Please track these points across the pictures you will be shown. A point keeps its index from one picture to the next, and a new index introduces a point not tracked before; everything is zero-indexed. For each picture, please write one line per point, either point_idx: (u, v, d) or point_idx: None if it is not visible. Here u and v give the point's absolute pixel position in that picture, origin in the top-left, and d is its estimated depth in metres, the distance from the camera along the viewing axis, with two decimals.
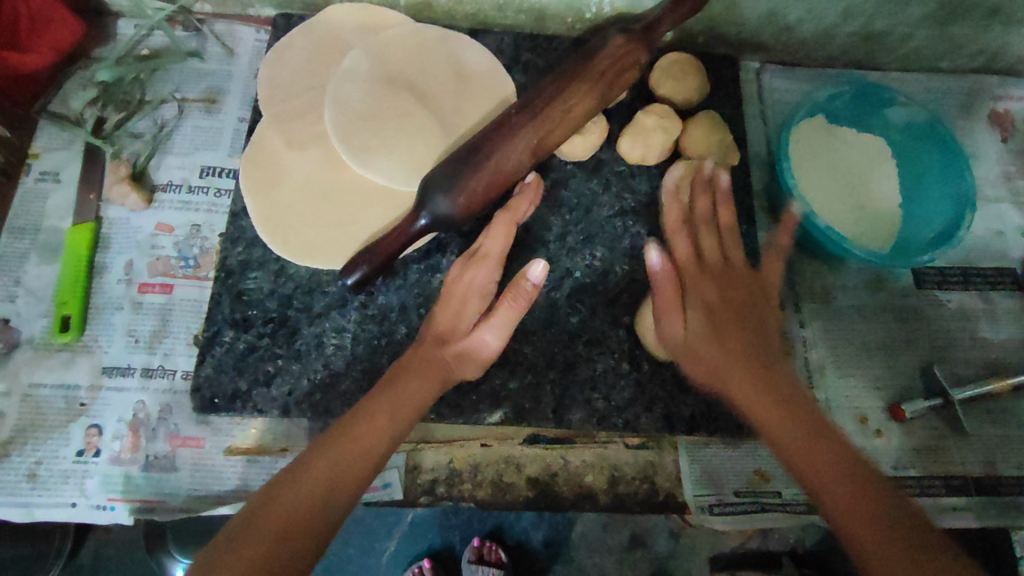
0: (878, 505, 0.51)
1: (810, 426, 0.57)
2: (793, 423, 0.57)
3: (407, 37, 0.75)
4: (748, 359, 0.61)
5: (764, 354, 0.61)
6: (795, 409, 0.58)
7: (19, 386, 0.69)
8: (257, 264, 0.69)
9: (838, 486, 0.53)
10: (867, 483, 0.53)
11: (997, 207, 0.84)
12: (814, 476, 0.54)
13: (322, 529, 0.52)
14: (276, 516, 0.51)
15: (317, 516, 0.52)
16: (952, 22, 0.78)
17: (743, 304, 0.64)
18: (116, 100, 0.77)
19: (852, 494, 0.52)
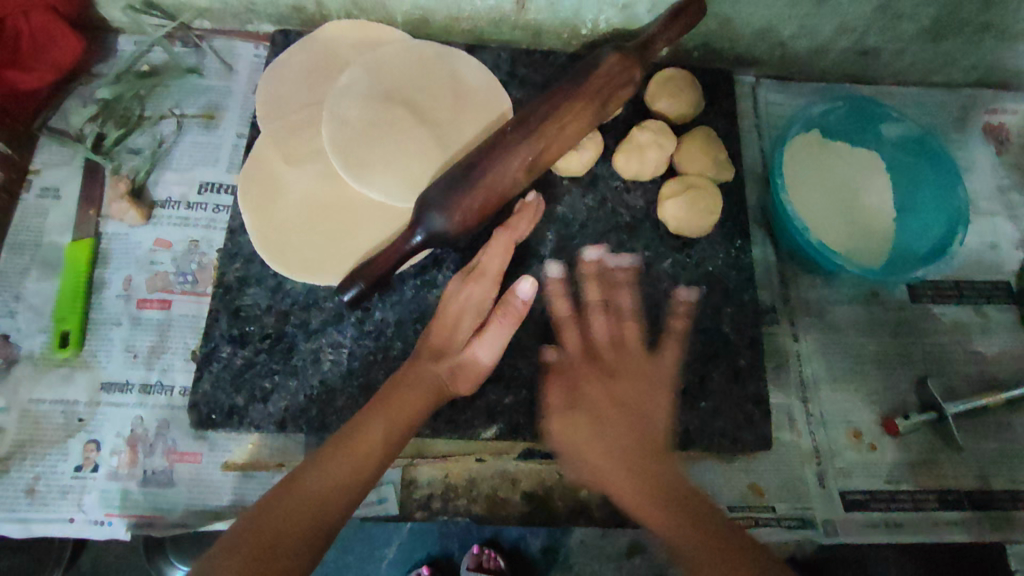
0: (693, 525, 0.55)
1: (614, 439, 0.60)
2: (602, 441, 0.60)
3: (403, 53, 0.76)
4: (570, 406, 0.63)
5: (631, 393, 0.63)
6: (625, 422, 0.61)
7: (18, 401, 0.69)
8: (255, 280, 0.70)
9: (659, 508, 0.56)
10: (690, 506, 0.56)
11: (992, 221, 0.84)
12: (639, 506, 0.57)
13: (315, 538, 0.52)
14: (270, 525, 0.51)
15: (311, 526, 0.52)
16: (945, 37, 0.78)
17: (617, 367, 0.64)
18: (116, 117, 0.77)
19: (672, 512, 0.56)
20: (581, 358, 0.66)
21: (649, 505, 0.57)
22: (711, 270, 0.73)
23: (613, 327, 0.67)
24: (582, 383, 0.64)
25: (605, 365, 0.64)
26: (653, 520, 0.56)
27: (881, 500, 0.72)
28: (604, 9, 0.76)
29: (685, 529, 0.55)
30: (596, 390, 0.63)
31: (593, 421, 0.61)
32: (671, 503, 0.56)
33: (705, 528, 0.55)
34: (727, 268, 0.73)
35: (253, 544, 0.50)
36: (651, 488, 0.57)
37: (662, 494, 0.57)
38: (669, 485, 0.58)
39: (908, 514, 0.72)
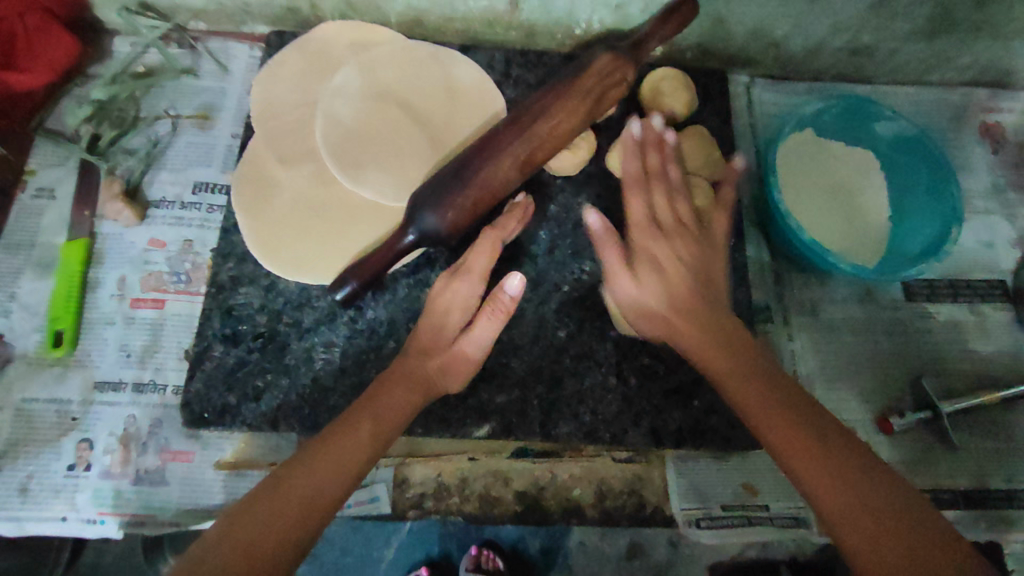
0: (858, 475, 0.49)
1: (789, 405, 0.53)
2: (775, 402, 0.53)
3: (397, 54, 0.76)
4: (756, 377, 0.55)
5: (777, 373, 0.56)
6: (783, 392, 0.54)
7: (12, 400, 0.69)
8: (248, 279, 0.70)
9: (813, 456, 0.50)
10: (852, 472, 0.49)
11: (987, 220, 0.84)
12: (799, 470, 0.50)
13: (301, 537, 0.51)
14: (254, 524, 0.50)
15: (294, 527, 0.51)
16: (938, 36, 0.78)
17: (703, 314, 0.59)
18: (111, 117, 0.78)
19: (842, 476, 0.49)
20: (639, 226, 0.62)
21: (802, 459, 0.50)
22: None
23: (670, 204, 0.63)
24: (644, 236, 0.61)
25: (669, 261, 0.60)
26: (845, 529, 0.47)
27: None
28: (597, 9, 0.76)
29: (841, 507, 0.48)
30: (659, 249, 0.61)
31: (662, 276, 0.60)
32: (851, 469, 0.49)
33: (878, 507, 0.47)
34: None
35: (238, 545, 0.49)
36: (830, 462, 0.49)
37: (840, 466, 0.49)
38: (839, 451, 0.50)
39: None
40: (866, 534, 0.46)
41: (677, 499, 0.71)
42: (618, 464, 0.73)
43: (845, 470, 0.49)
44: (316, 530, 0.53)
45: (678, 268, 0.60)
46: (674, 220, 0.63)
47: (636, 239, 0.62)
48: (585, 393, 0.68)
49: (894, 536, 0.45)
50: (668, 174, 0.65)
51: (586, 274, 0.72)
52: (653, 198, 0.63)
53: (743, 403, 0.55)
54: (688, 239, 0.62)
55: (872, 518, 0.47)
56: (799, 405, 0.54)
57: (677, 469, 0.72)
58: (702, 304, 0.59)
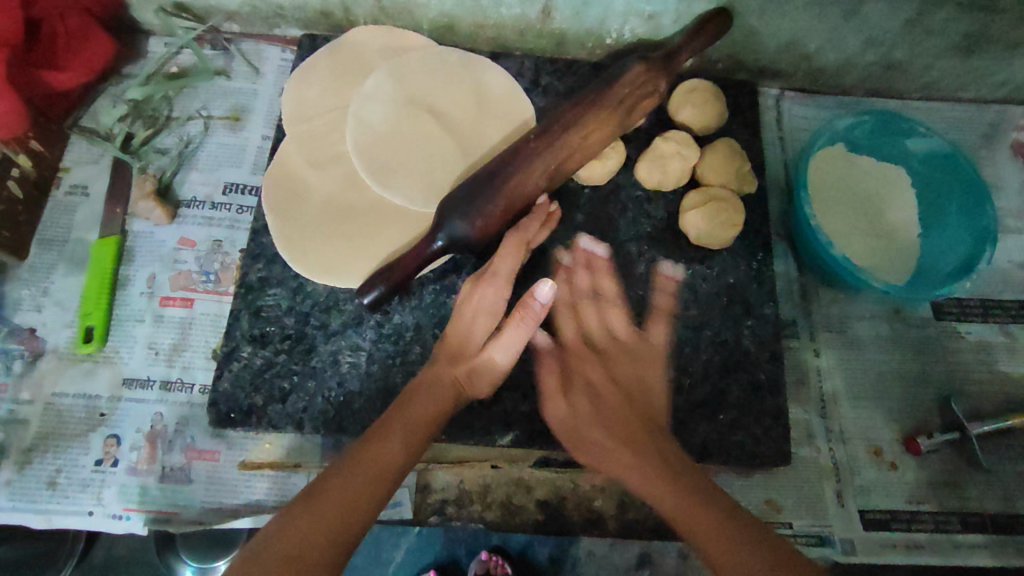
0: (691, 498, 0.54)
1: (697, 487, 0.56)
2: (677, 490, 0.55)
3: (429, 61, 0.77)
4: (666, 470, 0.57)
5: (673, 451, 0.60)
6: (667, 468, 0.57)
7: (43, 394, 0.70)
8: (277, 281, 0.71)
9: (647, 469, 0.57)
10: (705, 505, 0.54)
11: (1019, 240, 0.83)
12: (721, 561, 0.50)
13: (342, 546, 0.51)
14: (301, 531, 0.51)
15: (335, 534, 0.52)
16: (974, 53, 0.77)
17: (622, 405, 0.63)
18: (145, 116, 0.79)
19: (740, 547, 0.50)
20: (573, 346, 0.67)
21: (719, 548, 0.51)
22: (732, 282, 0.72)
23: (602, 315, 0.68)
24: (571, 369, 0.66)
25: (608, 378, 0.65)
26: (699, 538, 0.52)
27: (903, 520, 0.71)
28: (629, 19, 0.76)
29: (682, 507, 0.54)
30: (592, 368, 0.65)
31: (592, 403, 0.63)
32: (742, 544, 0.50)
33: (725, 551, 0.50)
34: (747, 280, 0.72)
35: (278, 556, 0.49)
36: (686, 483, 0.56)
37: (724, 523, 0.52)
38: (733, 525, 0.52)
39: (929, 535, 0.71)
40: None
41: None
42: None
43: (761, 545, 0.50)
44: (360, 532, 0.53)
45: (597, 399, 0.63)
46: (615, 331, 0.67)
47: (569, 360, 0.66)
48: None
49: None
50: (599, 294, 0.69)
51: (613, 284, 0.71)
52: (585, 320, 0.67)
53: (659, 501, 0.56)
54: (631, 351, 0.66)
55: (688, 495, 0.55)
56: (694, 485, 0.56)
57: None
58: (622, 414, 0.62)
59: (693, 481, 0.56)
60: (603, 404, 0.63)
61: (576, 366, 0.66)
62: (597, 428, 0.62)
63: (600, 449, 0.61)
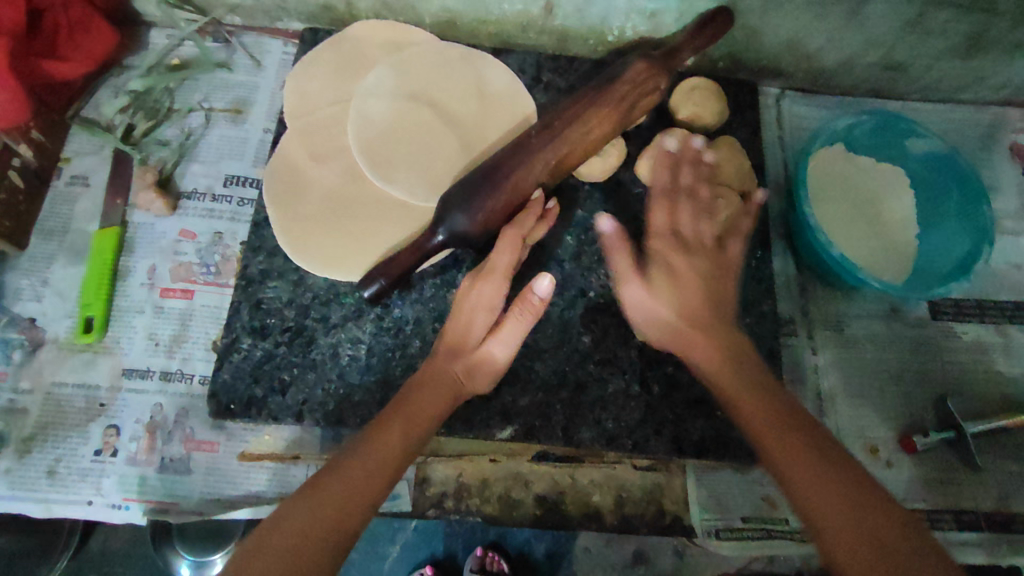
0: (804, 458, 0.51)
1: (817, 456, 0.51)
2: (782, 422, 0.53)
3: (431, 56, 0.77)
4: (768, 394, 0.55)
5: (776, 384, 0.56)
6: (770, 394, 0.55)
7: (43, 383, 0.71)
8: (278, 273, 0.71)
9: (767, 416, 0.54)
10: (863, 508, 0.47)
11: (1016, 241, 0.83)
12: (795, 478, 0.50)
13: (340, 542, 0.52)
14: (298, 525, 0.51)
15: (337, 530, 0.52)
16: (973, 55, 0.78)
17: (714, 313, 0.60)
18: (146, 108, 0.79)
19: (820, 474, 0.49)
20: (662, 236, 0.63)
21: (800, 471, 0.50)
22: (730, 280, 0.73)
23: (673, 216, 0.63)
24: (658, 254, 0.62)
25: (686, 267, 0.60)
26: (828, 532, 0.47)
27: None
28: (632, 17, 0.76)
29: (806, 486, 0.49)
30: (677, 258, 0.61)
31: (674, 284, 0.60)
32: (832, 485, 0.49)
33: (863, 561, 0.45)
34: (746, 278, 0.73)
35: (281, 549, 0.50)
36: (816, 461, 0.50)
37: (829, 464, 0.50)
38: (843, 465, 0.50)
39: None
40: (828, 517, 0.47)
41: (696, 510, 0.71)
42: (638, 472, 0.73)
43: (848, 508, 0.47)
44: (357, 528, 0.53)
45: (682, 283, 0.60)
46: (697, 235, 0.62)
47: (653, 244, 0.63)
48: (608, 400, 0.68)
49: (869, 542, 0.46)
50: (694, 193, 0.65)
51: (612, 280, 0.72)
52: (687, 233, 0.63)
53: (741, 414, 0.55)
54: (705, 254, 0.62)
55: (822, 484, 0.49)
56: (784, 411, 0.54)
57: (698, 478, 0.72)
58: (704, 304, 0.59)
59: (788, 403, 0.55)
60: (687, 305, 0.60)
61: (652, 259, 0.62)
62: (708, 354, 0.58)
63: (704, 364, 0.58)
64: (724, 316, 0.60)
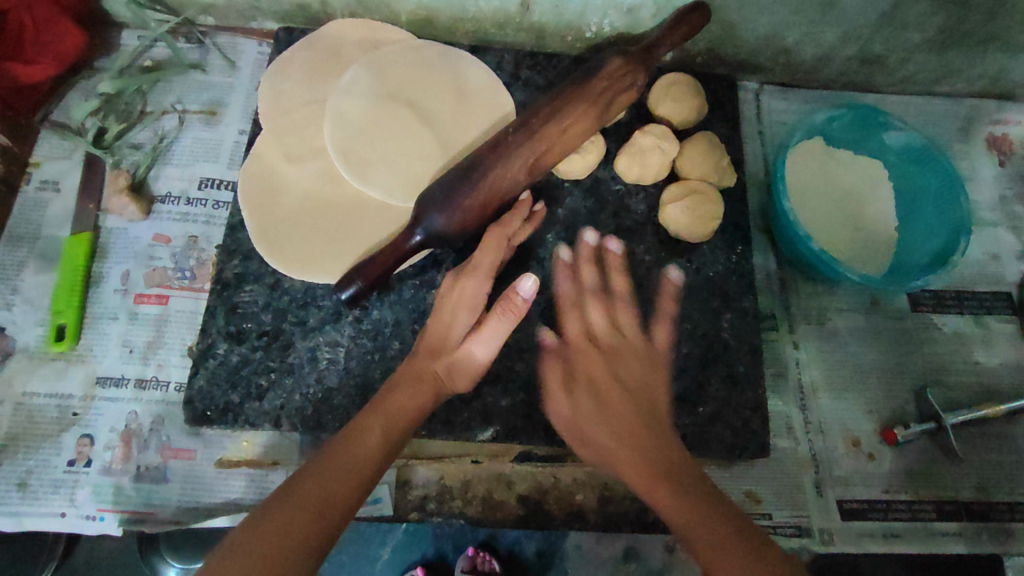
0: (704, 506, 0.52)
1: (702, 502, 0.52)
2: (674, 483, 0.54)
3: (407, 54, 0.76)
4: (639, 443, 0.57)
5: (663, 435, 0.59)
6: (651, 448, 0.57)
7: (13, 394, 0.69)
8: (254, 277, 0.70)
9: (666, 488, 0.54)
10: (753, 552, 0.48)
11: (993, 232, 0.84)
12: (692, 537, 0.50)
13: (318, 541, 0.51)
14: (273, 526, 0.50)
15: (313, 532, 0.51)
16: (948, 47, 0.78)
17: (629, 410, 0.60)
18: (117, 111, 0.78)
19: (683, 511, 0.52)
20: (580, 343, 0.65)
21: (670, 504, 0.53)
22: (711, 275, 0.73)
23: (611, 315, 0.67)
24: (581, 363, 0.64)
25: (610, 395, 0.61)
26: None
27: (879, 509, 0.72)
28: (609, 12, 0.76)
29: (696, 533, 0.50)
30: (598, 369, 0.63)
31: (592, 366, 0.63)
32: (689, 515, 0.51)
33: None
34: (727, 273, 0.73)
35: (254, 549, 0.49)
36: (698, 506, 0.52)
37: (698, 497, 0.53)
38: (708, 505, 0.52)
39: (905, 524, 0.71)
40: (704, 542, 0.49)
41: None
42: None
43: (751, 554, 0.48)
44: (335, 530, 0.52)
45: (594, 394, 0.62)
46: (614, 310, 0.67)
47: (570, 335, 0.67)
48: None
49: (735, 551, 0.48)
50: (610, 287, 0.69)
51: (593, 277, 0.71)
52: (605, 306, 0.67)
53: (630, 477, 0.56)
54: (640, 358, 0.64)
55: (713, 527, 0.50)
56: (661, 452, 0.57)
57: None
58: (625, 414, 0.60)
59: (687, 471, 0.55)
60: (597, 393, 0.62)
61: (580, 362, 0.64)
62: (602, 425, 0.60)
63: (620, 465, 0.57)
64: (621, 398, 0.61)
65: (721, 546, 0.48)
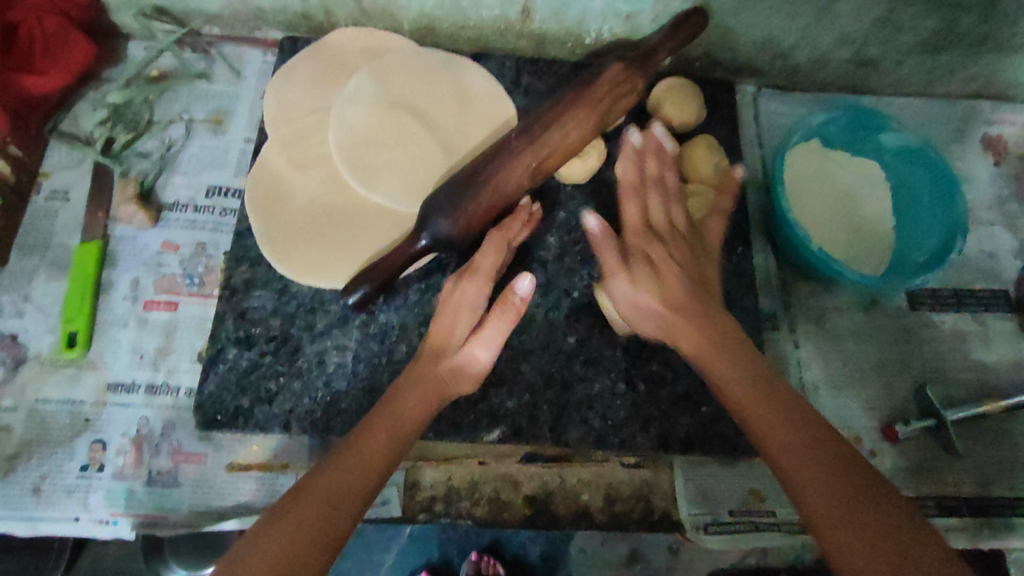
0: (740, 364, 0.59)
1: (731, 357, 0.59)
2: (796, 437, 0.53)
3: (410, 62, 0.77)
4: (721, 351, 0.59)
5: (711, 298, 0.63)
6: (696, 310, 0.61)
7: (25, 400, 0.70)
8: (262, 282, 0.71)
9: (705, 347, 0.60)
10: (777, 400, 0.56)
11: (990, 231, 0.85)
12: (742, 402, 0.57)
13: (330, 540, 0.52)
14: (289, 523, 0.51)
15: (326, 530, 0.52)
16: (941, 50, 0.79)
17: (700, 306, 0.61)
18: (125, 120, 0.79)
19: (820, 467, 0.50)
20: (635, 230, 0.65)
21: (737, 386, 0.58)
22: None
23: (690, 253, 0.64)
24: (668, 282, 0.61)
25: (671, 275, 0.62)
26: (766, 430, 0.54)
27: None
28: (608, 19, 0.77)
29: (743, 381, 0.58)
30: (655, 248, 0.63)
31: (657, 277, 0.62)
32: (827, 474, 0.50)
33: (801, 449, 0.52)
34: (728, 274, 0.74)
35: (273, 547, 0.50)
36: (737, 365, 0.59)
37: (807, 443, 0.52)
38: (834, 444, 0.52)
39: None
40: (769, 420, 0.55)
41: (685, 504, 0.72)
42: (626, 469, 0.74)
43: (768, 398, 0.56)
44: (346, 528, 0.54)
45: (695, 338, 0.60)
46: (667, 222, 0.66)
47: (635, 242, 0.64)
48: (595, 399, 0.69)
49: (770, 411, 0.55)
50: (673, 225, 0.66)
51: (596, 280, 0.72)
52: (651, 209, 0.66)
53: (675, 330, 0.61)
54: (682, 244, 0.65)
55: (749, 384, 0.57)
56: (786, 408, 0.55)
57: (685, 473, 0.73)
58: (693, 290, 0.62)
59: (790, 402, 0.56)
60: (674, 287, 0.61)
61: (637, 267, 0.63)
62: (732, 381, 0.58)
63: (706, 352, 0.60)
64: (701, 296, 0.62)
65: (826, 476, 0.50)
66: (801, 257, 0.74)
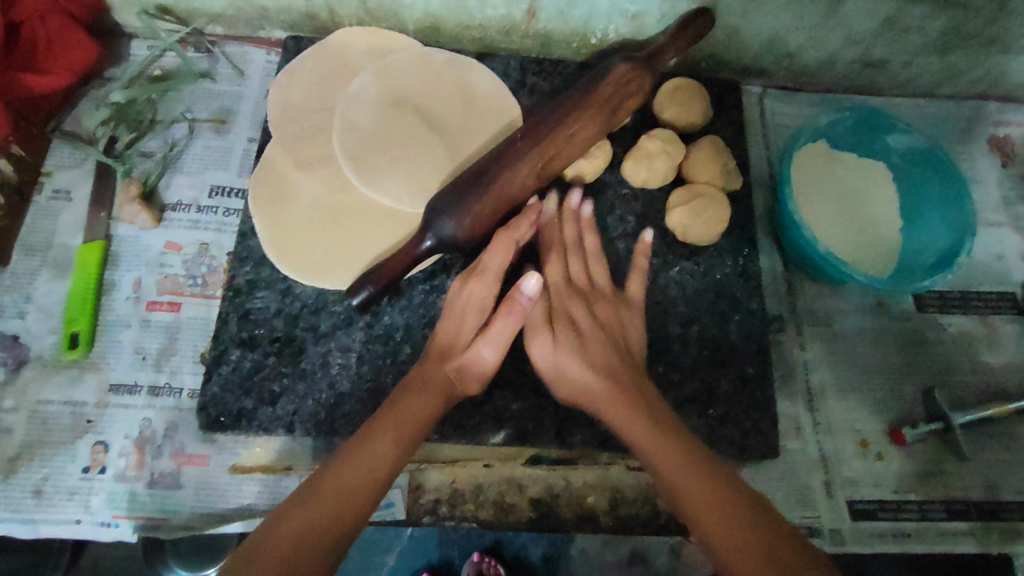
0: (676, 456, 0.56)
1: (660, 445, 0.57)
2: (721, 510, 0.52)
3: (414, 62, 0.77)
4: (665, 436, 0.58)
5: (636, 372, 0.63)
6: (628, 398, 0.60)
7: (27, 401, 0.69)
8: (265, 283, 0.70)
9: (647, 433, 0.58)
10: (719, 486, 0.54)
11: (998, 233, 0.84)
12: (685, 495, 0.54)
13: (335, 542, 0.52)
14: (292, 526, 0.51)
15: (331, 533, 0.52)
16: (949, 51, 0.79)
17: (632, 383, 0.62)
18: (129, 119, 0.78)
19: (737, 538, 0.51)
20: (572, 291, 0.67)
21: (675, 475, 0.55)
22: (719, 278, 0.73)
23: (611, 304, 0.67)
24: (602, 360, 0.62)
25: (605, 358, 0.63)
26: (712, 530, 0.51)
27: (890, 510, 0.72)
28: (614, 19, 0.77)
29: (685, 477, 0.55)
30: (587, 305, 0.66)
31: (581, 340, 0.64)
32: (763, 563, 0.48)
33: (751, 546, 0.49)
34: (734, 276, 0.73)
35: (277, 549, 0.50)
36: (675, 454, 0.56)
37: (739, 531, 0.50)
38: (771, 536, 0.50)
39: (915, 524, 0.72)
40: (721, 521, 0.51)
41: None
42: (632, 472, 0.73)
43: (710, 484, 0.54)
44: (352, 530, 0.53)
45: (648, 419, 0.59)
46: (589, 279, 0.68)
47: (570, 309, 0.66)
48: None
49: (720, 502, 0.53)
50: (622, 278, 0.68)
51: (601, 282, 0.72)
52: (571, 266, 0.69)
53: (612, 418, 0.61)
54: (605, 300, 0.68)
55: (688, 476, 0.55)
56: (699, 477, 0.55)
57: None
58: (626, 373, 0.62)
59: (729, 490, 0.53)
60: (607, 355, 0.63)
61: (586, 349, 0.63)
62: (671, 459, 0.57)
63: (647, 445, 0.58)
64: (628, 378, 0.62)
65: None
66: (809, 259, 0.73)
